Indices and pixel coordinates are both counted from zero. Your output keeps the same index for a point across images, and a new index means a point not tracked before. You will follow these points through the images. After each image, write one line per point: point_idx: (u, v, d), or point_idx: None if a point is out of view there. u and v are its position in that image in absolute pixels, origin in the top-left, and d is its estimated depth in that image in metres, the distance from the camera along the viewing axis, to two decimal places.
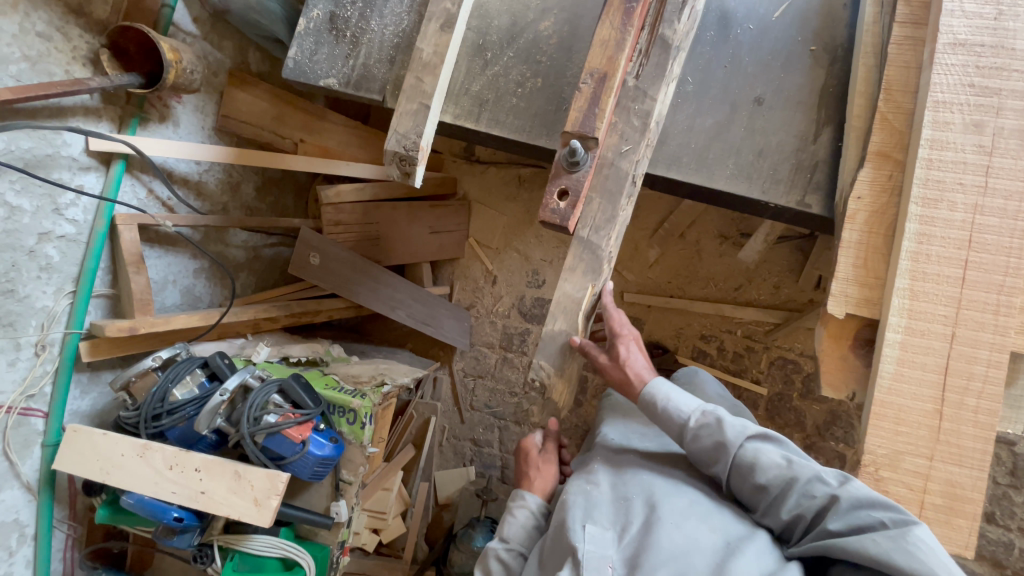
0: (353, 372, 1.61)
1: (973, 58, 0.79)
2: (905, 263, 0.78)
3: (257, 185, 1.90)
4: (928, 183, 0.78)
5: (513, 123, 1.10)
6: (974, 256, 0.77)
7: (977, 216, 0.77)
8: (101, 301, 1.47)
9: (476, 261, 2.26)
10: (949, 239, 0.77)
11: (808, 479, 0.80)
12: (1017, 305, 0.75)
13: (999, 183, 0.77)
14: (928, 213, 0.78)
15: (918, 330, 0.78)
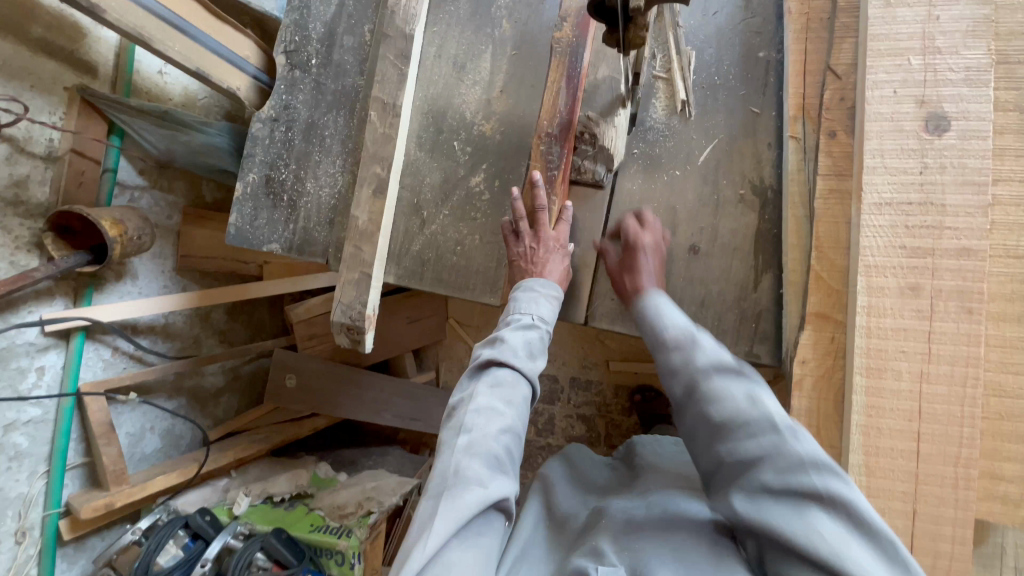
0: (338, 501, 1.58)
1: (905, 214, 0.76)
2: (857, 437, 0.76)
3: (227, 309, 1.89)
4: (870, 353, 0.76)
5: (456, 281, 1.08)
6: (926, 428, 0.74)
7: (924, 385, 0.74)
8: (78, 471, 1.46)
9: (459, 341, 2.32)
10: (898, 410, 0.75)
11: (759, 419, 0.61)
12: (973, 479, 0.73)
13: (943, 349, 0.74)
14: (874, 384, 0.76)
15: (878, 509, 0.75)
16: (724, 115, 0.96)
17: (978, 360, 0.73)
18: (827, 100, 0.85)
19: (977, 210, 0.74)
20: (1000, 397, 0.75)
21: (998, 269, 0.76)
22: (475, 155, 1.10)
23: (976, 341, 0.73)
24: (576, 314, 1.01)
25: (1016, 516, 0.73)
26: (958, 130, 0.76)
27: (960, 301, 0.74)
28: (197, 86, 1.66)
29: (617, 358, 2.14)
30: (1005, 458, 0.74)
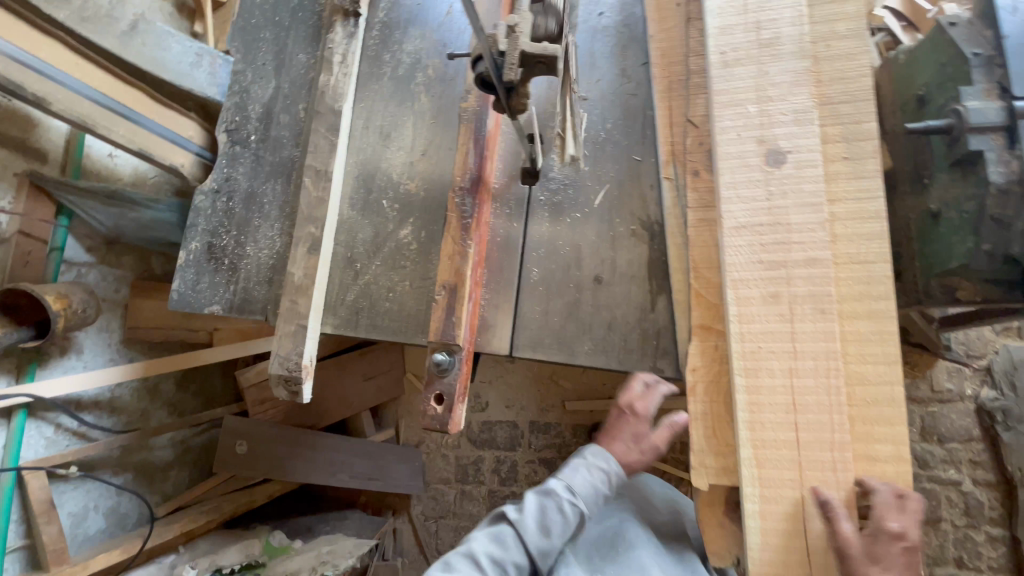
0: (291, 568, 1.58)
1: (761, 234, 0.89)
2: (745, 433, 0.84)
3: (178, 379, 1.90)
4: (745, 355, 0.86)
5: (390, 326, 1.15)
6: (801, 418, 0.83)
7: (795, 380, 0.84)
8: (15, 556, 1.41)
9: (418, 394, 2.35)
10: (776, 405, 0.84)
11: None
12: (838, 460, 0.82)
13: (806, 346, 0.84)
14: (752, 382, 0.85)
15: (771, 498, 0.82)
16: (614, 163, 1.11)
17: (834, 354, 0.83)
18: (689, 145, 1.00)
19: (817, 226, 0.87)
20: (862, 385, 0.84)
21: (848, 275, 0.87)
22: (402, 210, 1.21)
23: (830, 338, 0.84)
24: (500, 348, 1.09)
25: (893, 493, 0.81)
26: (794, 161, 0.90)
27: (812, 305, 0.85)
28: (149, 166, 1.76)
29: (573, 398, 2.20)
30: (876, 440, 0.83)
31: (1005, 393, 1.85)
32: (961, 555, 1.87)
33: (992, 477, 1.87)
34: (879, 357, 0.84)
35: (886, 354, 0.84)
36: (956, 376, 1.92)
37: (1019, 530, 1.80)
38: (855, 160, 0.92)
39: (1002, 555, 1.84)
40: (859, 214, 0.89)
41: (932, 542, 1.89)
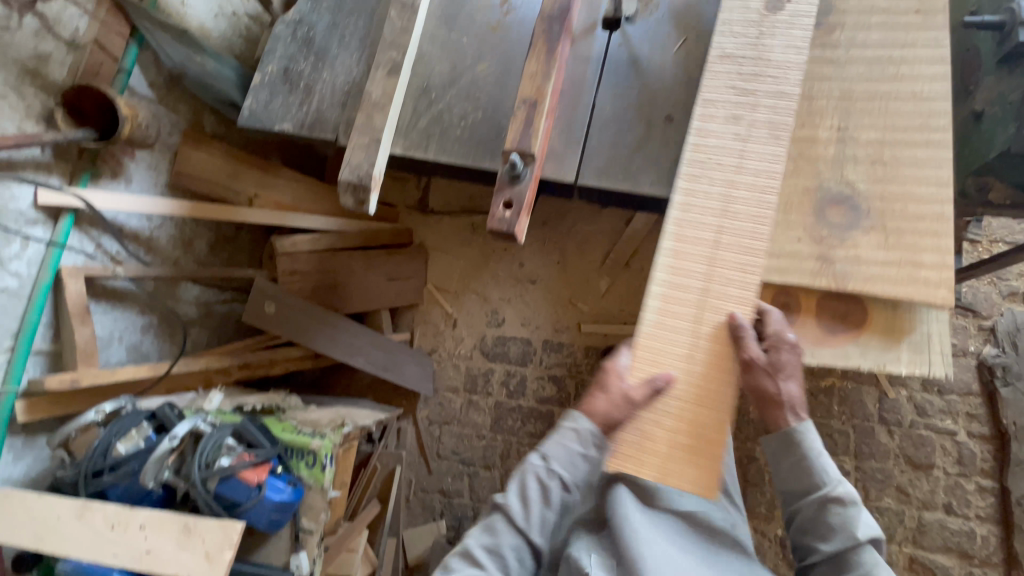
0: (311, 417, 1.59)
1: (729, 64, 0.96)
2: (671, 227, 0.93)
3: (210, 242, 1.91)
4: (694, 162, 0.95)
5: (458, 150, 1.20)
6: (729, 223, 0.91)
7: (732, 190, 0.92)
8: (40, 358, 1.41)
9: (435, 306, 2.34)
10: (707, 208, 0.93)
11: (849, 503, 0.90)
12: (876, 260, 0.91)
13: (751, 162, 0.92)
14: (691, 187, 0.94)
15: (679, 286, 0.92)
16: (692, 19, 1.17)
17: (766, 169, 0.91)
18: None
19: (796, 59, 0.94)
20: (899, 201, 0.93)
21: (906, 109, 0.97)
22: (481, 48, 1.26)
23: (875, 161, 0.96)
24: (566, 175, 1.13)
25: (937, 294, 0.88)
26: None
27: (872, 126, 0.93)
28: (214, 24, 1.79)
29: (590, 321, 2.22)
30: (923, 250, 0.91)
31: (1007, 350, 1.92)
32: (949, 501, 1.92)
33: (985, 430, 1.94)
34: (932, 176, 0.93)
35: (939, 178, 0.93)
36: (963, 332, 2.00)
37: (1009, 481, 1.86)
38: (927, 13, 0.99)
39: (988, 505, 1.90)
40: (926, 59, 0.98)
41: (923, 487, 1.94)
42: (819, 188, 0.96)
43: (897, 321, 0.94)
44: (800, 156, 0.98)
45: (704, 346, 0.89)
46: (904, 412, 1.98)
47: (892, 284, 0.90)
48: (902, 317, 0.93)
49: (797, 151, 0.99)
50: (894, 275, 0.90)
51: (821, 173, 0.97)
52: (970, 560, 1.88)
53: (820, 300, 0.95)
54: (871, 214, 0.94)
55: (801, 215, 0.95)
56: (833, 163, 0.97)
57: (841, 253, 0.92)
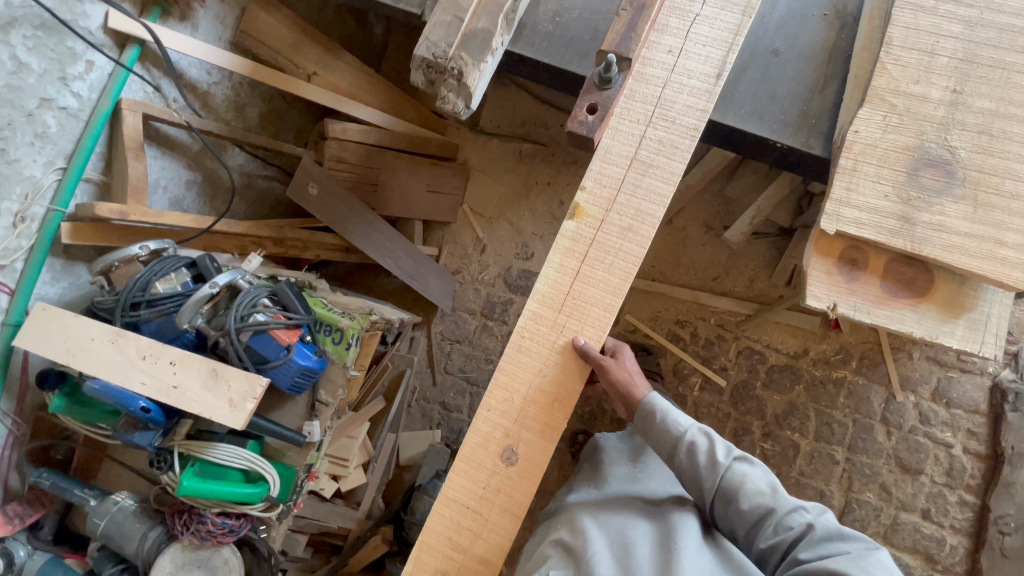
0: (342, 301, 1.63)
1: (631, 109, 0.97)
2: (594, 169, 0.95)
3: (261, 113, 1.88)
4: (637, 88, 0.98)
5: (547, 48, 1.19)
6: (649, 176, 0.94)
7: (662, 143, 0.95)
8: (89, 186, 1.42)
9: (467, 227, 2.31)
10: (625, 152, 0.96)
11: (786, 510, 0.86)
12: (959, 229, 0.89)
13: (683, 101, 0.95)
14: (618, 129, 0.97)
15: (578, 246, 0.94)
16: None
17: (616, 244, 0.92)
18: None
19: None
20: (992, 175, 0.90)
21: None
22: None
23: (984, 131, 0.92)
24: None
25: (1014, 275, 0.86)
26: None
27: (984, 87, 0.93)
28: None
29: None
30: (1008, 229, 0.88)
31: None
32: (929, 507, 1.93)
33: (982, 449, 1.91)
34: None
35: None
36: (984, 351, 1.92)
37: (992, 500, 1.85)
38: None
39: (965, 519, 1.90)
40: None
41: (906, 489, 1.95)
42: (919, 148, 0.93)
43: (961, 295, 0.93)
44: (906, 112, 0.94)
45: (564, 323, 0.92)
46: (907, 417, 1.97)
47: (970, 256, 0.88)
48: (967, 293, 0.92)
49: (905, 106, 0.94)
50: (973, 247, 0.88)
51: (924, 133, 0.93)
52: (935, 565, 1.89)
53: (890, 262, 0.94)
54: (965, 182, 0.91)
55: (893, 172, 0.92)
56: (940, 125, 0.93)
57: (926, 216, 0.90)
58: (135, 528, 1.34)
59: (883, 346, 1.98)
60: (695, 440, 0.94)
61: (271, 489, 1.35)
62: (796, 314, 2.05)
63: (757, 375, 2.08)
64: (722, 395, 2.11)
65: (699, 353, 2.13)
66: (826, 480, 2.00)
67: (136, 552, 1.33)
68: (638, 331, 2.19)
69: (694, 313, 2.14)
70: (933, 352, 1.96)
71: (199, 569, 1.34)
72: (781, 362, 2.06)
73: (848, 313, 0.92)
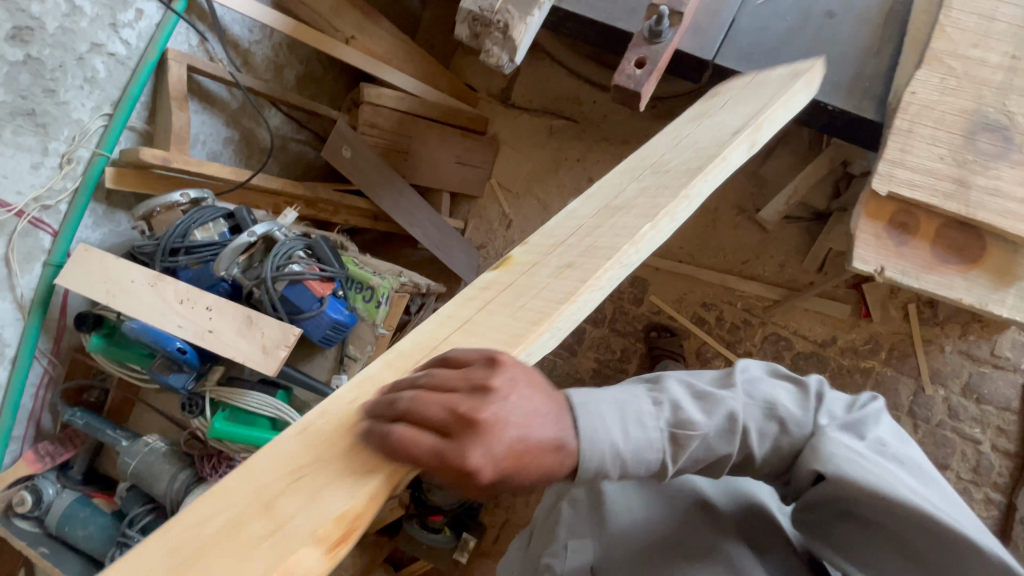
0: (372, 262, 1.64)
1: (661, 139, 0.94)
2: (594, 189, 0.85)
3: (298, 76, 1.90)
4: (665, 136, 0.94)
5: (594, 5, 1.18)
6: (660, 167, 0.83)
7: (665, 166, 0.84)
8: (132, 135, 1.45)
9: (494, 202, 2.30)
10: (613, 182, 0.84)
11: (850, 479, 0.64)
12: (1015, 195, 0.87)
13: (700, 135, 0.86)
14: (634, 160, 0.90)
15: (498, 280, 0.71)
16: None
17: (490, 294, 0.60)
18: None
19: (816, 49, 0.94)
20: None
21: None
22: None
23: None
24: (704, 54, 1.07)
25: None
26: None
27: None
28: None
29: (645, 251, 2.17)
30: None
31: None
32: None
33: (1011, 447, 1.86)
34: None
35: None
36: (1020, 348, 1.87)
37: (1020, 498, 1.80)
38: None
39: (991, 517, 1.85)
40: None
41: None
42: (977, 112, 0.90)
43: (1012, 264, 0.90)
44: (966, 75, 0.92)
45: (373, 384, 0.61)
46: (936, 411, 1.93)
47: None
48: (1019, 261, 0.89)
49: (964, 69, 0.92)
50: None
51: (983, 96, 0.91)
52: None
53: (941, 227, 0.91)
54: (1022, 148, 0.88)
55: (950, 135, 0.90)
56: (999, 89, 0.90)
57: (982, 180, 0.88)
58: (164, 469, 1.37)
59: (914, 338, 1.94)
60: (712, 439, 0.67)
61: None
62: (826, 301, 2.01)
63: (782, 362, 2.05)
64: None
65: (724, 337, 2.10)
66: None
67: (164, 492, 1.36)
68: (662, 313, 2.16)
69: (721, 297, 2.11)
70: (965, 345, 1.91)
71: None
72: (808, 349, 2.03)
73: (896, 278, 0.90)
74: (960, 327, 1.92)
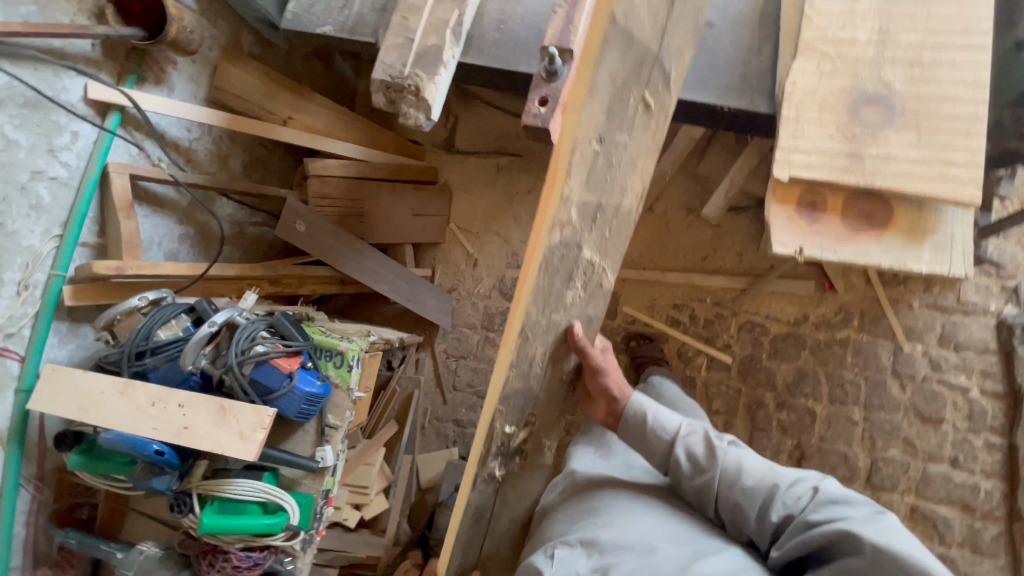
0: (341, 327, 1.67)
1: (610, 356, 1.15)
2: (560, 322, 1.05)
3: (244, 162, 1.96)
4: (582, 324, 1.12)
5: (496, 54, 1.27)
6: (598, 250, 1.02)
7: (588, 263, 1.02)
8: (86, 250, 1.50)
9: (456, 245, 2.35)
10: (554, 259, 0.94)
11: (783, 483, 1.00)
12: (907, 157, 0.92)
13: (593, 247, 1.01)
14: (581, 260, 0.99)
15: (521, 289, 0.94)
16: None
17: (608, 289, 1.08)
18: None
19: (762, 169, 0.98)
20: (928, 102, 0.94)
21: (950, 13, 0.97)
22: None
23: (914, 63, 0.96)
24: None
25: (965, 192, 0.89)
26: None
27: (908, 23, 0.98)
28: None
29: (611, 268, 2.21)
30: (954, 150, 0.91)
31: None
32: (956, 455, 1.89)
33: (999, 389, 1.88)
34: (969, 78, 0.94)
35: (975, 79, 0.93)
36: (983, 290, 1.91)
37: (1019, 438, 1.81)
38: None
39: (996, 462, 1.86)
40: None
41: (931, 440, 1.92)
42: (856, 88, 0.97)
43: (923, 220, 0.95)
44: (838, 57, 0.99)
45: None
46: (918, 367, 1.95)
47: (922, 181, 0.91)
48: (927, 217, 0.95)
49: (836, 52, 0.99)
50: (924, 171, 0.91)
51: (859, 74, 0.97)
52: (973, 513, 1.85)
53: (848, 199, 0.97)
54: (904, 113, 0.94)
55: (835, 114, 0.96)
56: (872, 64, 0.97)
57: (873, 150, 0.93)
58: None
59: (881, 301, 1.98)
60: (684, 435, 1.10)
61: (291, 517, 1.37)
62: (789, 281, 2.06)
63: (761, 347, 2.08)
64: (730, 371, 2.10)
65: (700, 334, 2.14)
66: (848, 442, 1.98)
67: None
68: (637, 321, 2.20)
69: (689, 295, 2.16)
70: (932, 298, 1.95)
71: None
72: (783, 330, 2.07)
73: (815, 254, 0.96)
74: (922, 281, 1.96)
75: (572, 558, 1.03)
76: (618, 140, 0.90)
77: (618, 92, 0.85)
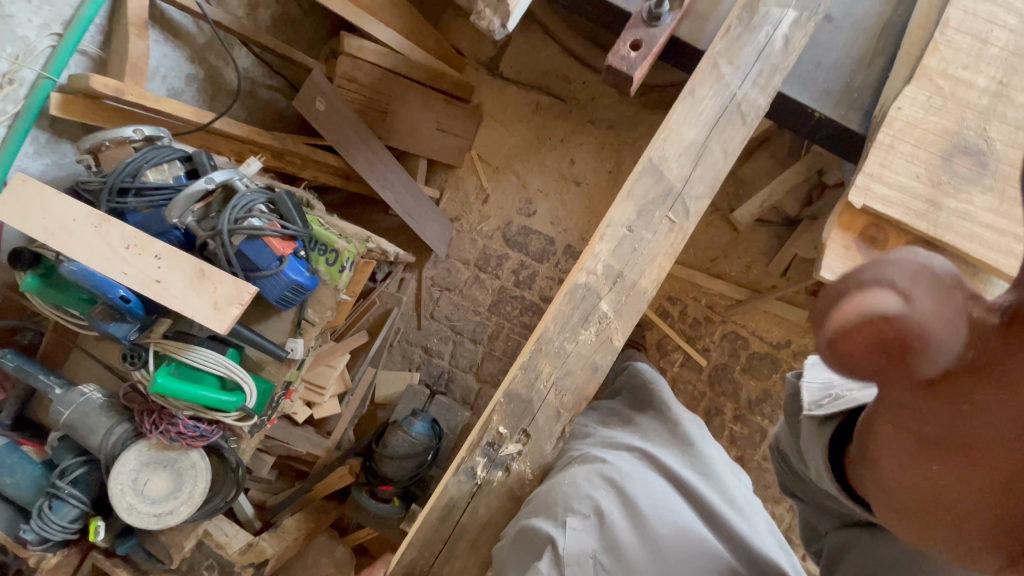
0: (341, 225, 1.58)
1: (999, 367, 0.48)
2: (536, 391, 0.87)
3: (274, 17, 1.77)
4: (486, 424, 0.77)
5: None
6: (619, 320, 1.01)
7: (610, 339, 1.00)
8: (83, 60, 1.34)
9: (472, 175, 2.23)
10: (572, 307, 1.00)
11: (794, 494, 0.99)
12: (982, 221, 0.89)
13: (619, 323, 1.00)
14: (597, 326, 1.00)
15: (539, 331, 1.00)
16: None
17: (616, 349, 1.00)
18: None
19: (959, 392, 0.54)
20: (1023, 173, 0.90)
21: None
22: None
23: (1022, 126, 0.91)
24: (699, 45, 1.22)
25: None
26: None
27: None
28: None
29: None
30: None
31: None
32: None
33: None
34: None
35: None
36: None
37: None
38: None
39: None
40: None
41: None
42: (957, 134, 0.91)
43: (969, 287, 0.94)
44: (951, 96, 0.92)
45: None
46: None
47: (989, 249, 0.88)
48: (975, 286, 0.93)
49: (951, 90, 0.93)
50: (993, 239, 0.89)
51: (965, 119, 0.92)
52: None
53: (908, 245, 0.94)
54: (995, 175, 0.90)
55: (929, 155, 0.91)
56: (982, 114, 0.92)
57: (952, 203, 0.89)
58: (101, 422, 1.31)
59: None
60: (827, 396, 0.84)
61: (247, 400, 1.33)
62: (786, 306, 2.06)
63: (737, 359, 2.10)
64: (701, 375, 2.12)
65: (685, 331, 2.14)
66: None
67: (99, 446, 1.31)
68: None
69: (687, 291, 2.14)
70: None
71: (164, 469, 1.33)
72: (763, 350, 2.08)
73: None
74: None
75: (585, 533, 0.92)
76: (646, 237, 1.01)
77: (650, 205, 1.01)
